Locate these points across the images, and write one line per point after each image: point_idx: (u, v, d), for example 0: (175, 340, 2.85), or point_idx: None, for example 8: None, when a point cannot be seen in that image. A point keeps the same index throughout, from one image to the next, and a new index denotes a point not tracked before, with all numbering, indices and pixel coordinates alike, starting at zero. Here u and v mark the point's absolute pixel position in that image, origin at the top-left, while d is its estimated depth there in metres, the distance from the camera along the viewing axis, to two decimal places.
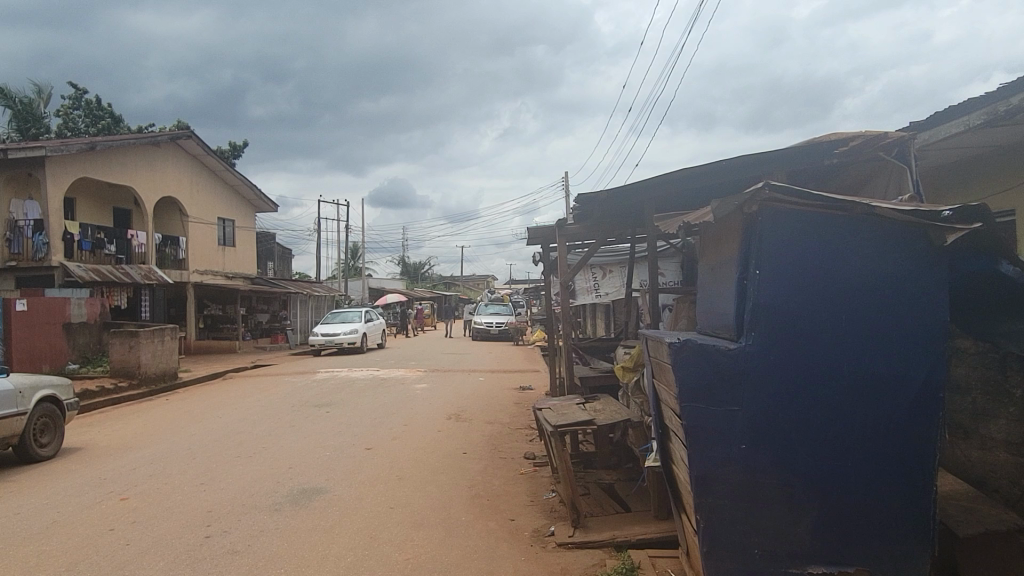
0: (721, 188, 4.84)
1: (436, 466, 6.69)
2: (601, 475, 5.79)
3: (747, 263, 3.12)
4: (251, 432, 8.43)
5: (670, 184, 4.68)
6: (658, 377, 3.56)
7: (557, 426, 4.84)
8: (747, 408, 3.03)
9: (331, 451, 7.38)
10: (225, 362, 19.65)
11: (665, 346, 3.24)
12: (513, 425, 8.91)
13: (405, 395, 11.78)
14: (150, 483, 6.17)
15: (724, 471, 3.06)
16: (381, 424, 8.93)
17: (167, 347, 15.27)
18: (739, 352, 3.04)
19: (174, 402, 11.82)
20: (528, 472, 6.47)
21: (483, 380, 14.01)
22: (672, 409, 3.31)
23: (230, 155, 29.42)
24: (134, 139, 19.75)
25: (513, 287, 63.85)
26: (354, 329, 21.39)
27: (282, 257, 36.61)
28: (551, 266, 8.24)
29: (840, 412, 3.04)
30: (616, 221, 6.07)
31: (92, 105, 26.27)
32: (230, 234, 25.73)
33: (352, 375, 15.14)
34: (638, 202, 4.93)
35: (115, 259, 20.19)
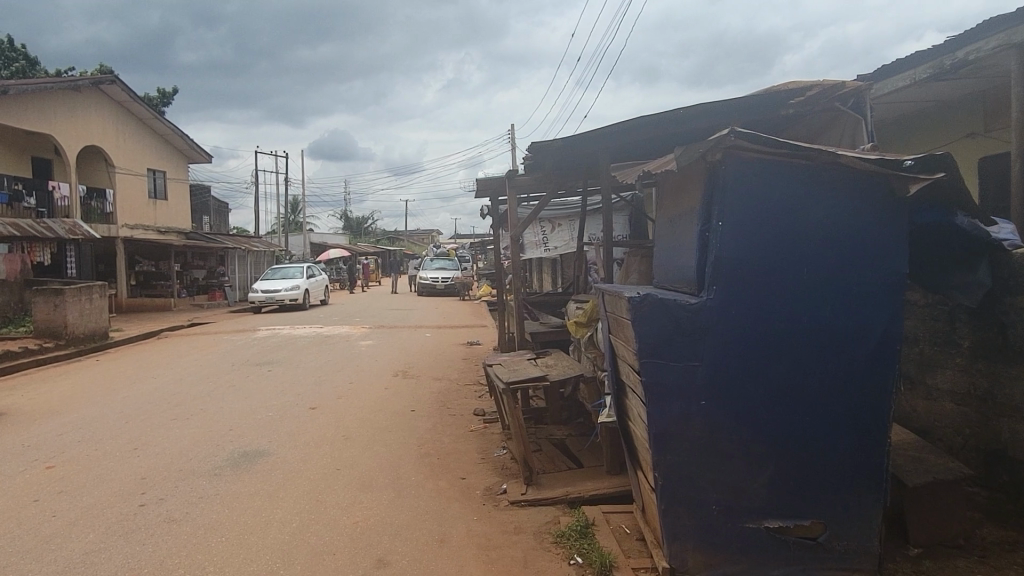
0: (676, 138, 4.71)
1: (384, 425, 6.54)
2: (552, 431, 5.74)
3: (709, 214, 3.01)
4: (188, 394, 8.09)
5: (626, 133, 4.52)
6: (615, 332, 3.46)
7: (509, 383, 4.72)
8: (707, 363, 2.96)
9: (273, 411, 7.13)
10: (160, 320, 18.92)
11: (624, 300, 3.13)
12: (461, 382, 8.80)
13: (350, 352, 11.54)
14: (79, 449, 5.84)
15: (683, 428, 2.99)
16: (326, 382, 8.70)
17: (96, 305, 14.55)
18: (700, 306, 2.94)
19: (105, 363, 11.29)
20: (478, 429, 6.38)
21: (430, 336, 13.85)
22: (630, 365, 3.22)
23: (158, 103, 27.92)
24: (52, 83, 18.44)
25: (459, 242, 63.35)
26: (296, 285, 20.83)
27: (219, 211, 35.29)
28: (499, 220, 8.04)
29: (799, 366, 2.98)
30: (568, 173, 5.90)
31: (3, 46, 24.40)
32: (161, 187, 24.56)
33: (294, 332, 14.75)
34: (592, 153, 4.77)
35: (36, 212, 19.02)
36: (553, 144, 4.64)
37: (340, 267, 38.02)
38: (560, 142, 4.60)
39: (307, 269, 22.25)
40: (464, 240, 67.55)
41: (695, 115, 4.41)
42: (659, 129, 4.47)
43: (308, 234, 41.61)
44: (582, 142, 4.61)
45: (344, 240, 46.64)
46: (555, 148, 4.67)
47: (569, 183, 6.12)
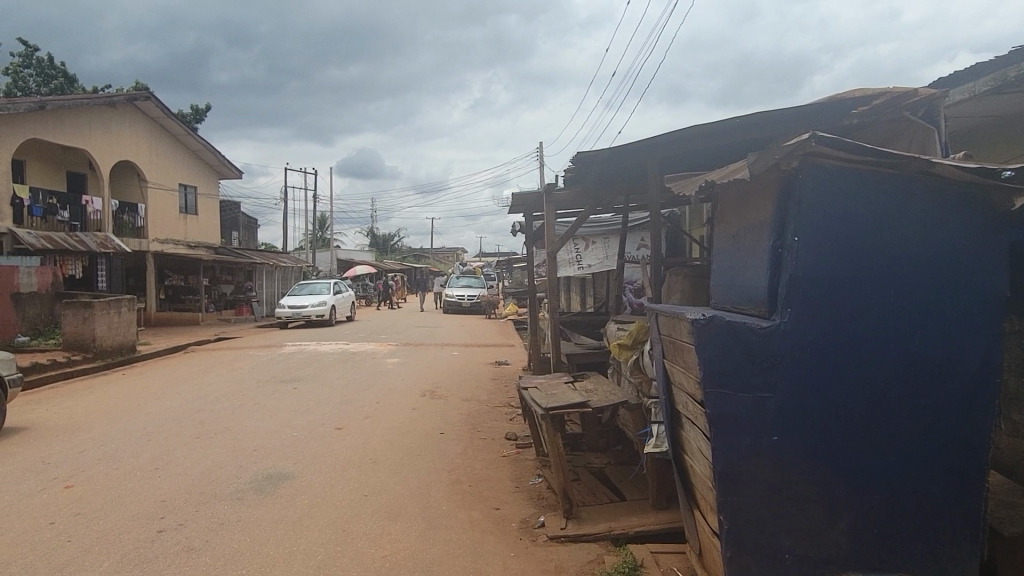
0: (730, 149, 4.44)
1: (412, 448, 6.27)
2: (590, 459, 5.43)
3: (783, 229, 2.72)
4: (212, 411, 7.90)
5: (676, 142, 4.27)
6: (672, 357, 3.17)
7: (548, 409, 4.44)
8: (781, 394, 2.65)
9: (298, 431, 6.90)
10: (188, 334, 18.94)
11: (686, 323, 2.83)
12: (491, 403, 8.52)
13: (377, 370, 11.33)
14: (100, 468, 5.66)
15: (753, 467, 2.68)
16: (352, 401, 8.48)
17: (125, 319, 14.55)
18: (773, 330, 2.64)
19: (131, 377, 11.20)
20: (511, 454, 6.09)
21: (457, 354, 13.61)
22: (690, 394, 2.92)
23: (192, 119, 28.32)
24: (88, 99, 18.70)
25: (485, 260, 63.25)
26: (323, 301, 20.75)
27: (248, 227, 35.58)
28: (534, 236, 7.79)
29: (885, 398, 2.66)
30: (610, 187, 5.65)
31: (43, 63, 24.91)
32: (192, 202, 24.77)
33: (320, 349, 14.60)
34: (640, 165, 4.52)
35: (69, 226, 19.22)
36: (599, 154, 4.40)
37: (366, 284, 38.04)
38: (606, 152, 4.36)
39: (333, 285, 22.21)
40: (490, 258, 67.45)
41: (752, 124, 4.14)
42: (713, 139, 4.21)
43: (335, 251, 41.79)
44: (630, 153, 4.36)
45: (370, 257, 46.77)
46: (600, 158, 4.43)
47: (612, 198, 5.87)
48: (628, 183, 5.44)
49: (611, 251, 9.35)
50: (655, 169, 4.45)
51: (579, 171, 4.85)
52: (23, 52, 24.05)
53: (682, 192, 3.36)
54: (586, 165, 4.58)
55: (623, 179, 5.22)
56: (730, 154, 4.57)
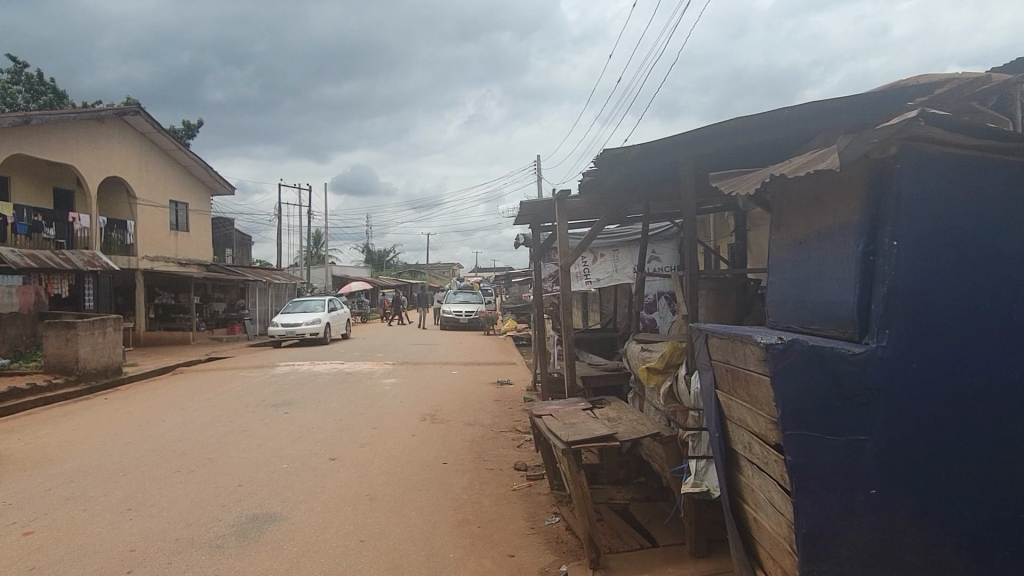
0: (774, 144, 3.95)
1: (413, 481, 5.72)
2: (611, 494, 4.90)
3: (875, 232, 2.21)
4: (196, 440, 7.32)
5: (716, 139, 3.77)
6: (728, 387, 2.66)
7: (570, 443, 3.91)
8: (880, 437, 2.14)
9: (287, 464, 6.32)
10: (177, 354, 18.33)
11: (755, 347, 2.32)
12: (496, 428, 7.95)
13: (373, 391, 10.77)
14: (66, 510, 5.08)
15: (847, 528, 2.16)
16: (348, 427, 7.93)
17: (110, 340, 13.96)
18: (870, 358, 2.13)
19: (114, 402, 10.60)
20: (522, 488, 5.55)
21: (457, 373, 13.06)
22: (759, 435, 2.40)
23: (183, 135, 27.90)
24: (75, 114, 18.21)
25: (481, 275, 62.75)
26: (317, 319, 20.18)
27: (241, 244, 35.06)
28: (541, 248, 7.28)
29: (1006, 437, 2.15)
30: (631, 191, 5.14)
31: (33, 79, 24.46)
32: (183, 218, 24.24)
33: (313, 369, 14.01)
34: (672, 163, 4.01)
35: (56, 244, 18.65)
36: (627, 151, 3.88)
37: (361, 300, 37.47)
38: (635, 150, 3.83)
39: (328, 303, 21.67)
40: (486, 273, 66.97)
41: (801, 118, 3.68)
42: (756, 136, 3.75)
43: (330, 266, 41.18)
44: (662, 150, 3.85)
45: (365, 274, 46.21)
46: (630, 157, 3.91)
47: (632, 202, 5.35)
48: (653, 185, 4.92)
49: (621, 264, 8.87)
50: (691, 168, 3.94)
51: (602, 173, 4.33)
52: (11, 68, 23.59)
53: (732, 191, 2.87)
54: (611, 165, 4.07)
55: (648, 181, 4.70)
56: (773, 149, 4.08)
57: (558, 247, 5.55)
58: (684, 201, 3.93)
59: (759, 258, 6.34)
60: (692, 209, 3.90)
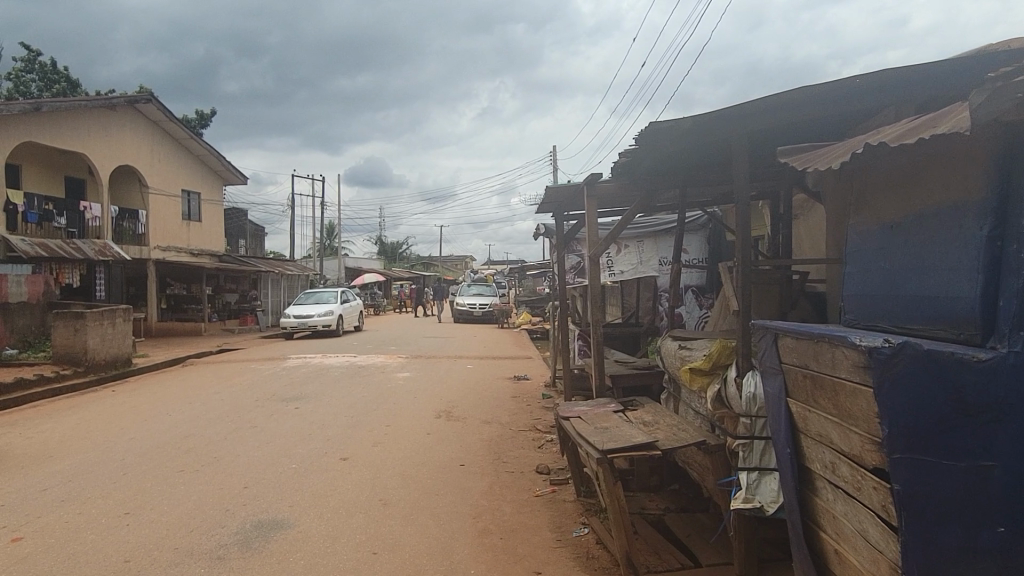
0: (840, 118, 3.51)
1: (429, 485, 5.37)
2: (644, 502, 4.53)
3: (1005, 211, 1.78)
4: (202, 437, 7.00)
5: (777, 111, 3.32)
6: (806, 395, 2.26)
7: (607, 451, 3.51)
8: (1010, 463, 1.73)
9: (296, 464, 5.99)
10: (188, 346, 18.10)
11: (850, 351, 1.92)
12: (515, 427, 7.57)
13: (386, 386, 10.44)
14: (60, 513, 4.76)
15: (966, 571, 1.76)
16: (360, 424, 7.59)
17: (120, 330, 13.71)
18: (1002, 366, 1.71)
19: (121, 394, 10.34)
20: (546, 493, 5.18)
21: (472, 368, 12.70)
22: (849, 455, 2.01)
23: (196, 124, 27.70)
24: (86, 101, 17.95)
25: (495, 267, 62.37)
26: (330, 311, 19.87)
27: (255, 235, 34.91)
28: (564, 237, 6.87)
29: None
30: (669, 172, 4.70)
31: (46, 67, 24.28)
32: (195, 208, 24.00)
33: (324, 362, 13.69)
34: (722, 139, 3.57)
35: (66, 233, 18.43)
36: (673, 123, 3.44)
37: (374, 291, 37.20)
38: (684, 121, 3.38)
39: (341, 294, 21.38)
40: (500, 265, 66.55)
41: (873, 88, 3.26)
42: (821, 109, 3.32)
43: (342, 258, 40.98)
44: (714, 124, 3.40)
45: (378, 266, 45.93)
46: (676, 131, 3.47)
47: (668, 186, 4.92)
48: (695, 165, 4.47)
49: (646, 257, 8.51)
50: (746, 144, 3.49)
51: (641, 151, 3.89)
52: (25, 56, 23.41)
53: (803, 169, 2.49)
54: (654, 140, 3.64)
55: (690, 162, 4.27)
56: (837, 124, 3.63)
57: (587, 235, 5.13)
58: (737, 181, 3.49)
59: (802, 249, 5.92)
60: (746, 190, 3.46)
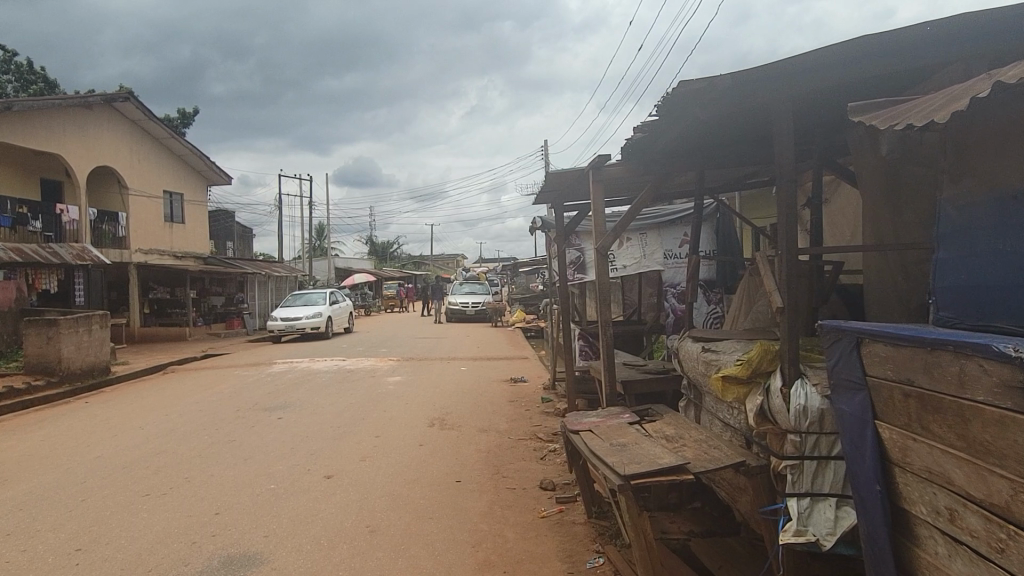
0: (895, 78, 3.00)
1: (422, 508, 4.82)
2: (666, 525, 4.01)
3: None
4: (174, 455, 6.43)
5: (833, 69, 2.80)
6: (912, 417, 1.72)
7: (630, 477, 2.94)
8: None
9: (275, 485, 5.43)
10: (171, 351, 17.45)
11: (999, 363, 1.39)
12: (514, 435, 7.05)
13: (376, 391, 9.89)
14: (3, 550, 4.19)
15: None
16: (347, 436, 7.05)
17: (96, 338, 13.09)
18: None
19: (96, 406, 9.75)
20: (552, 514, 4.64)
21: (466, 370, 12.18)
22: (989, 505, 1.47)
23: (179, 124, 27.03)
24: (61, 100, 17.27)
25: (486, 266, 61.78)
26: (318, 312, 19.30)
27: (243, 236, 34.22)
28: (564, 229, 6.37)
29: None
30: (689, 148, 4.16)
31: (22, 68, 23.52)
32: (178, 210, 23.33)
33: (312, 367, 13.12)
34: (762, 104, 3.06)
35: (43, 237, 17.76)
36: (708, 84, 2.91)
37: (364, 292, 36.60)
38: (722, 78, 2.85)
39: (330, 295, 20.78)
40: (492, 264, 65.95)
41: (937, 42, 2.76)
42: (881, 65, 2.80)
43: (332, 260, 40.30)
44: (758, 86, 2.88)
45: (369, 266, 45.35)
46: (711, 92, 2.95)
47: (685, 166, 4.40)
48: (721, 139, 3.93)
49: (649, 249, 7.96)
50: (789, 108, 2.96)
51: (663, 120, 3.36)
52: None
53: (883, 126, 2.04)
54: (683, 105, 3.11)
55: (715, 134, 3.74)
56: (894, 85, 3.12)
57: (592, 225, 4.57)
58: (779, 151, 2.96)
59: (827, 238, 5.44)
60: (792, 162, 2.93)
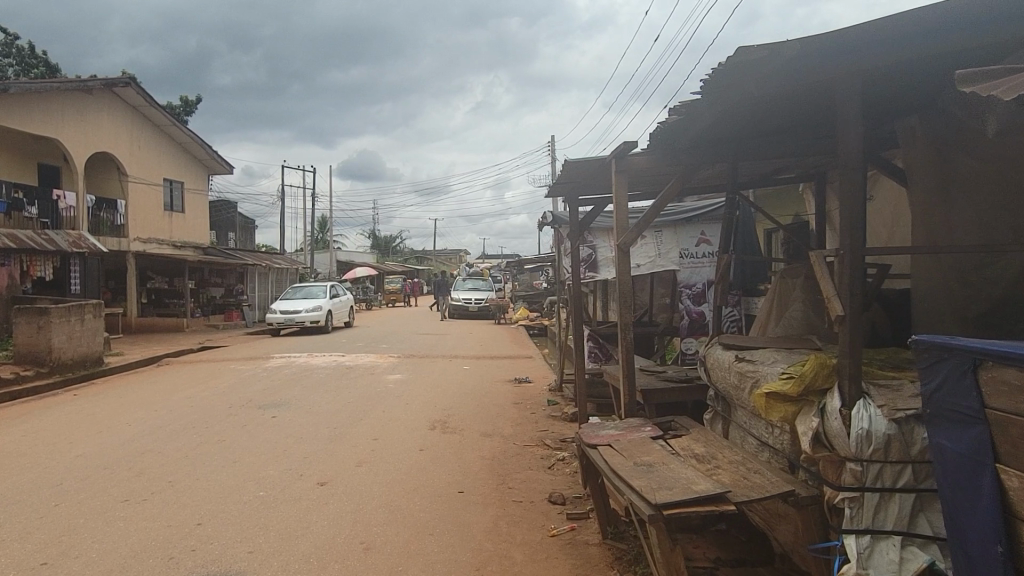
0: (979, 53, 2.60)
1: (421, 522, 4.45)
2: (690, 550, 3.61)
3: None
4: (160, 455, 6.07)
5: (919, 40, 2.40)
6: None
7: (661, 507, 2.56)
8: None
9: (264, 492, 5.07)
10: (167, 343, 17.09)
11: None
12: (519, 440, 6.69)
13: (375, 390, 9.53)
14: None
15: None
16: (344, 438, 6.69)
17: (89, 328, 12.72)
18: None
19: (85, 399, 9.39)
20: (563, 534, 4.25)
21: (469, 369, 11.83)
22: None
23: (182, 112, 26.66)
24: (59, 84, 16.87)
25: (489, 262, 61.45)
26: (318, 306, 18.93)
27: (245, 228, 33.87)
28: (577, 229, 6.03)
29: None
30: (727, 134, 3.77)
31: (23, 51, 23.11)
32: (178, 199, 22.95)
33: (310, 362, 12.77)
34: (826, 81, 2.68)
35: (39, 223, 17.38)
36: (769, 53, 2.53)
37: (366, 286, 36.23)
38: (787, 47, 2.47)
39: (331, 289, 20.42)
40: (495, 260, 65.64)
41: None
42: (972, 40, 2.38)
43: (334, 254, 39.98)
44: (826, 58, 2.50)
45: (371, 260, 44.97)
46: (771, 64, 2.57)
47: (719, 157, 4.02)
48: (764, 122, 3.56)
49: (664, 248, 7.59)
50: (857, 83, 2.57)
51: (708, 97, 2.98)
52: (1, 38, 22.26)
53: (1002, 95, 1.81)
54: (735, 78, 2.73)
55: (760, 116, 3.37)
56: (974, 60, 2.71)
57: (614, 222, 4.18)
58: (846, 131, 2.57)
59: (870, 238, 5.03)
60: (860, 147, 2.56)
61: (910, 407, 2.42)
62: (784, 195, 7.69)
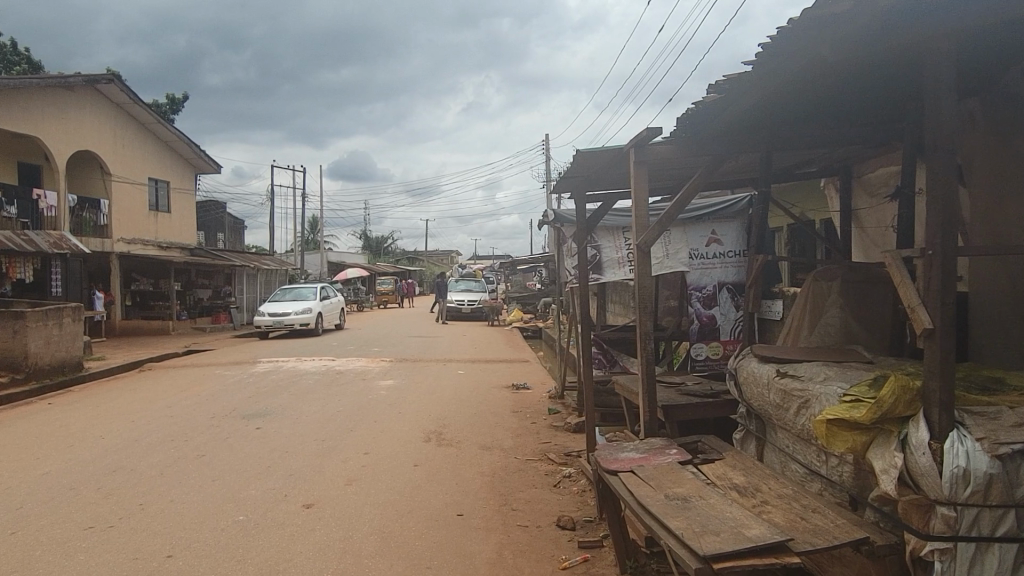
0: None
1: (418, 553, 4.00)
2: None
3: None
4: (134, 473, 5.59)
5: None
6: None
7: (711, 558, 2.12)
8: None
9: (246, 516, 4.61)
10: (152, 347, 16.53)
11: None
12: (521, 454, 6.25)
13: (367, 398, 9.07)
14: None
15: None
16: (333, 452, 6.24)
17: (68, 332, 12.18)
18: None
19: (59, 408, 8.87)
20: (575, 566, 3.82)
21: (464, 373, 11.39)
22: None
23: (168, 110, 26.06)
24: (38, 80, 16.28)
25: (481, 263, 60.96)
26: (308, 308, 18.42)
27: (234, 229, 33.28)
28: (582, 231, 5.60)
29: None
30: (767, 115, 3.36)
31: (4, 48, 22.47)
32: (164, 198, 22.37)
33: (300, 367, 12.29)
34: (909, 44, 2.27)
35: (19, 224, 16.80)
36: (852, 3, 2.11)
37: (357, 287, 35.72)
38: None
39: (322, 291, 19.91)
40: (487, 261, 65.13)
41: None
42: None
43: (325, 255, 39.37)
44: (925, 12, 2.09)
45: (361, 261, 44.42)
46: (854, 16, 2.16)
47: (752, 147, 3.61)
48: (811, 99, 3.15)
49: (672, 249, 7.18)
50: (952, 44, 2.15)
51: (762, 62, 2.56)
52: None
53: None
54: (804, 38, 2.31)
55: (809, 89, 2.96)
56: None
57: (633, 217, 3.74)
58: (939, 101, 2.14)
59: None
60: (953, 121, 2.13)
61: (1018, 440, 2.00)
62: (806, 189, 7.24)
